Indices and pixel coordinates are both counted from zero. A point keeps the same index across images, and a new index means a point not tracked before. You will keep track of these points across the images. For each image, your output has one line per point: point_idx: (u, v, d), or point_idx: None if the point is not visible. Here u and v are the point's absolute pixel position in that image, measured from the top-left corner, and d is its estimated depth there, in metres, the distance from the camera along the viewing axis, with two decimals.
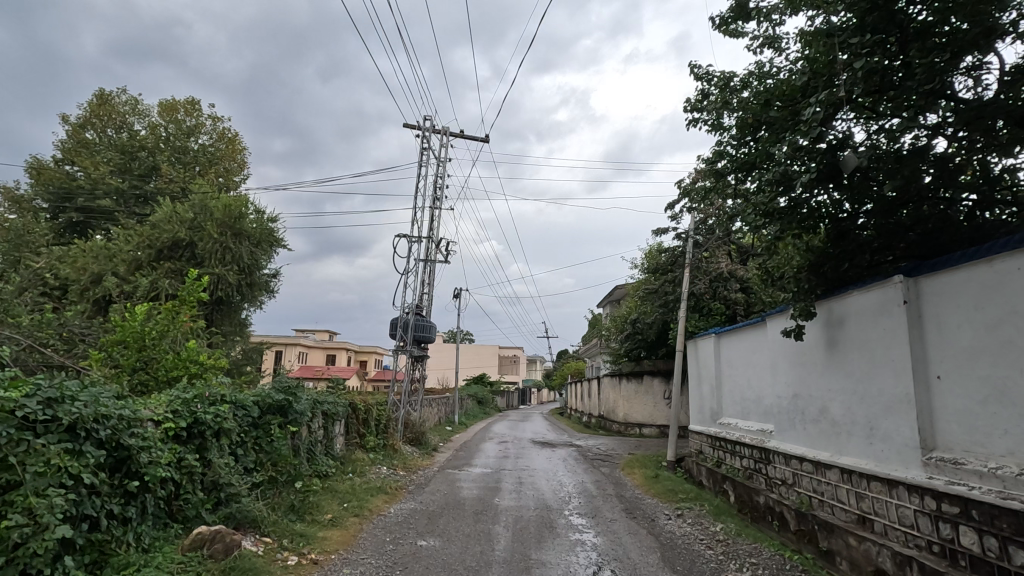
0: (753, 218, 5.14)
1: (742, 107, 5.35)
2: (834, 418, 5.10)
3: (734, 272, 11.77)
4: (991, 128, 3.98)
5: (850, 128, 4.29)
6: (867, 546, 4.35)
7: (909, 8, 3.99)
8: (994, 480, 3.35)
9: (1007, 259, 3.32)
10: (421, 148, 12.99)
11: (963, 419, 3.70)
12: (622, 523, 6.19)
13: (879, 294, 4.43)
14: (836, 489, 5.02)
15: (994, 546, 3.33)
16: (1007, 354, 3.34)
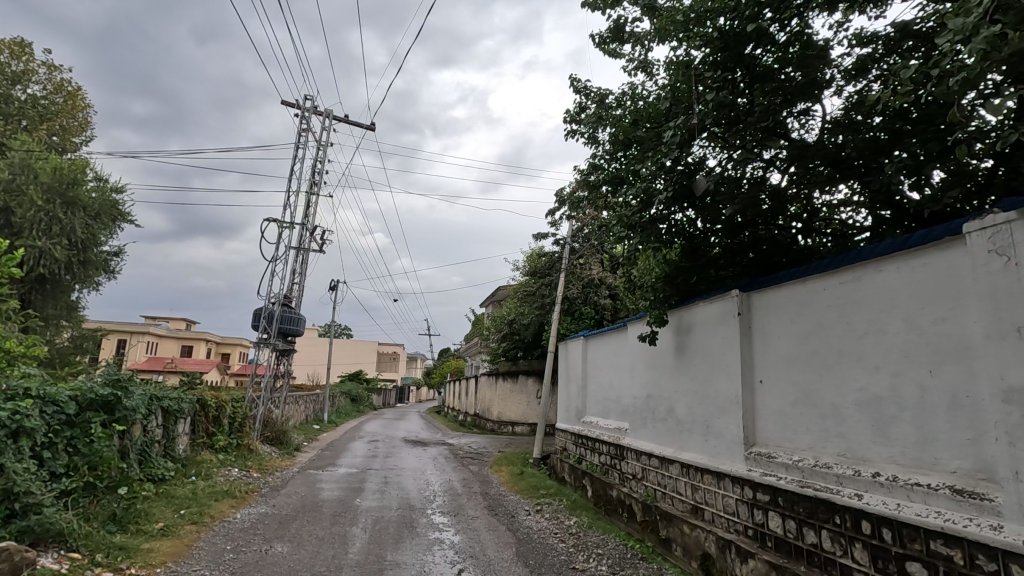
0: (619, 229, 5.43)
1: (614, 123, 5.67)
2: (679, 417, 5.58)
3: (604, 279, 12.46)
4: (815, 168, 4.59)
5: (704, 154, 4.74)
6: (697, 533, 4.83)
7: (755, 53, 4.52)
8: (795, 471, 3.88)
9: (816, 281, 3.87)
10: (299, 128, 12.20)
11: (777, 418, 4.24)
12: (483, 520, 6.26)
13: (720, 306, 4.94)
14: (676, 482, 5.50)
15: (792, 528, 3.86)
16: (812, 362, 3.89)
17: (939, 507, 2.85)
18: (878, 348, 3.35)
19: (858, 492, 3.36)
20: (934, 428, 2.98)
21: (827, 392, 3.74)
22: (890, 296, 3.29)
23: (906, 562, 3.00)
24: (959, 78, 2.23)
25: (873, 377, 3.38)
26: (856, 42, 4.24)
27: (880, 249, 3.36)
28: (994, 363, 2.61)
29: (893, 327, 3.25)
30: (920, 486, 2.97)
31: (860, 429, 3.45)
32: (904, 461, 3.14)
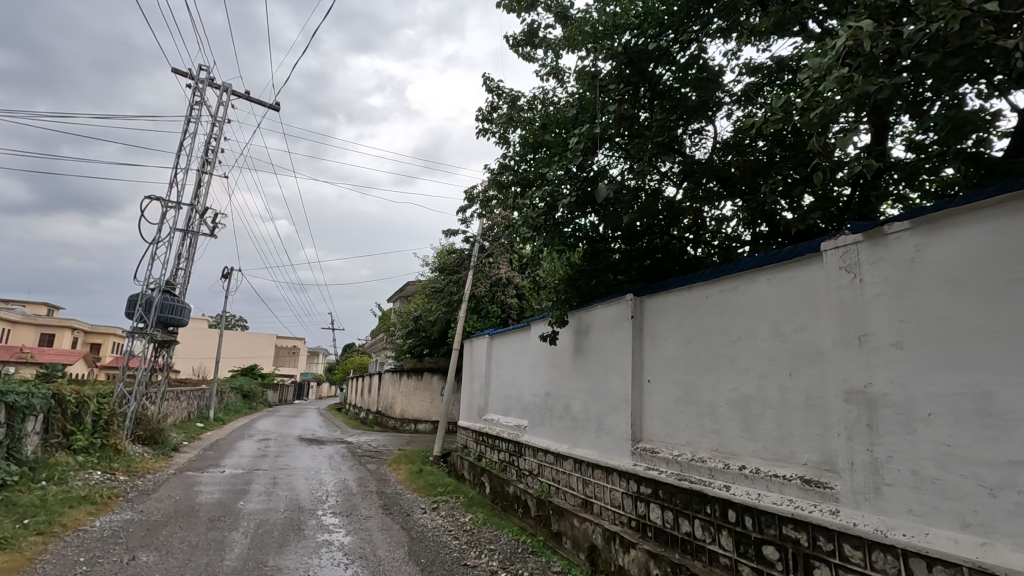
0: (524, 230, 5.52)
1: (525, 126, 5.76)
2: (575, 414, 5.78)
3: (511, 278, 12.62)
4: (706, 184, 4.94)
5: (607, 163, 4.94)
6: (586, 526, 5.04)
7: (658, 71, 4.77)
8: (675, 465, 4.16)
9: (701, 287, 4.17)
10: (191, 101, 11.23)
11: (661, 416, 4.51)
12: (376, 520, 6.11)
13: (616, 308, 5.18)
14: (569, 477, 5.69)
15: (670, 518, 4.14)
16: (694, 363, 4.18)
17: (791, 495, 3.18)
18: (749, 352, 3.67)
19: (726, 484, 3.66)
20: (790, 424, 3.32)
21: (704, 392, 4.05)
22: (760, 305, 3.62)
23: (762, 546, 3.31)
24: (818, 113, 2.46)
25: (743, 378, 3.70)
26: (744, 71, 4.62)
27: (754, 262, 3.68)
28: (840, 367, 2.94)
29: (762, 333, 3.58)
30: (777, 477, 3.30)
31: (731, 426, 3.77)
32: (766, 454, 3.47)
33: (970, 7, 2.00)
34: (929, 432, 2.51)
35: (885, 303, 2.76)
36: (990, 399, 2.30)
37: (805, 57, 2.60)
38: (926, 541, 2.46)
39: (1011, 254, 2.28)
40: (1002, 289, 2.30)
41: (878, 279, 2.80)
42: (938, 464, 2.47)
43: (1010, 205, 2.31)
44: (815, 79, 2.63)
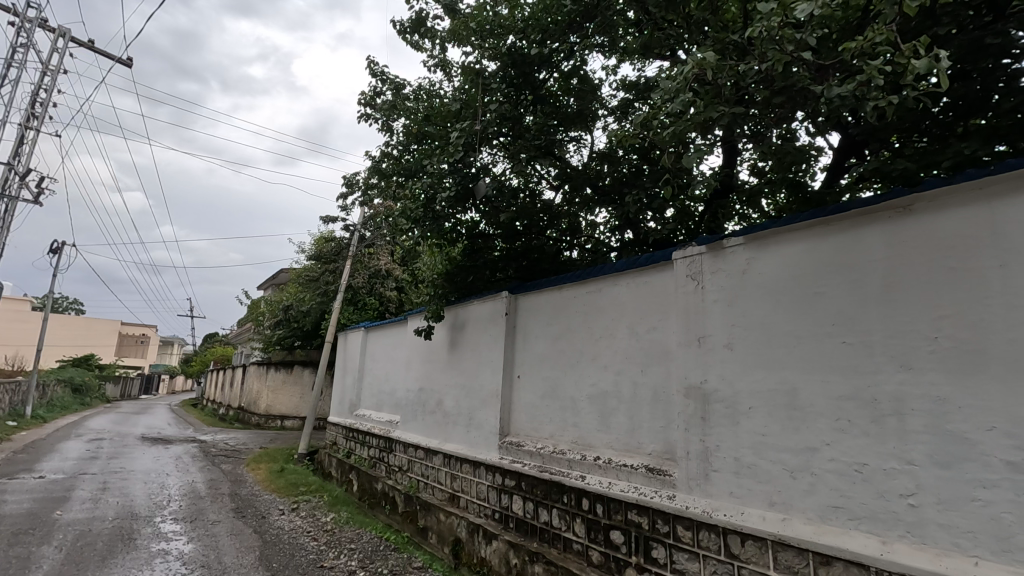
0: (403, 222, 5.39)
1: (408, 115, 5.64)
2: (446, 409, 5.78)
3: (391, 271, 12.30)
4: (582, 190, 5.18)
5: (489, 161, 5.00)
6: (452, 520, 5.07)
7: (541, 76, 4.99)
8: (538, 457, 4.33)
9: (571, 287, 4.37)
10: (15, 42, 9.52)
11: (528, 411, 4.66)
12: (225, 525, 5.64)
13: (491, 305, 5.27)
14: (437, 472, 5.68)
15: (530, 508, 4.30)
16: (560, 360, 4.38)
17: (636, 483, 3.45)
18: (608, 350, 3.92)
19: (582, 474, 3.88)
20: (640, 418, 3.59)
21: (568, 387, 4.25)
22: (620, 307, 3.87)
23: (610, 531, 3.56)
24: (670, 131, 2.64)
25: (602, 374, 3.94)
26: (619, 87, 4.91)
27: (617, 266, 3.93)
28: (682, 366, 3.24)
29: (620, 332, 3.84)
30: (626, 466, 3.56)
31: (589, 419, 3.99)
32: (618, 446, 3.73)
33: (791, 51, 2.27)
34: (748, 424, 2.85)
35: (720, 309, 3.08)
36: (795, 395, 2.66)
37: (660, 79, 2.78)
38: (741, 519, 2.80)
39: (817, 271, 2.65)
40: (809, 300, 2.66)
41: (716, 287, 3.13)
42: (755, 451, 2.81)
43: (819, 228, 2.68)
44: (668, 100, 2.83)
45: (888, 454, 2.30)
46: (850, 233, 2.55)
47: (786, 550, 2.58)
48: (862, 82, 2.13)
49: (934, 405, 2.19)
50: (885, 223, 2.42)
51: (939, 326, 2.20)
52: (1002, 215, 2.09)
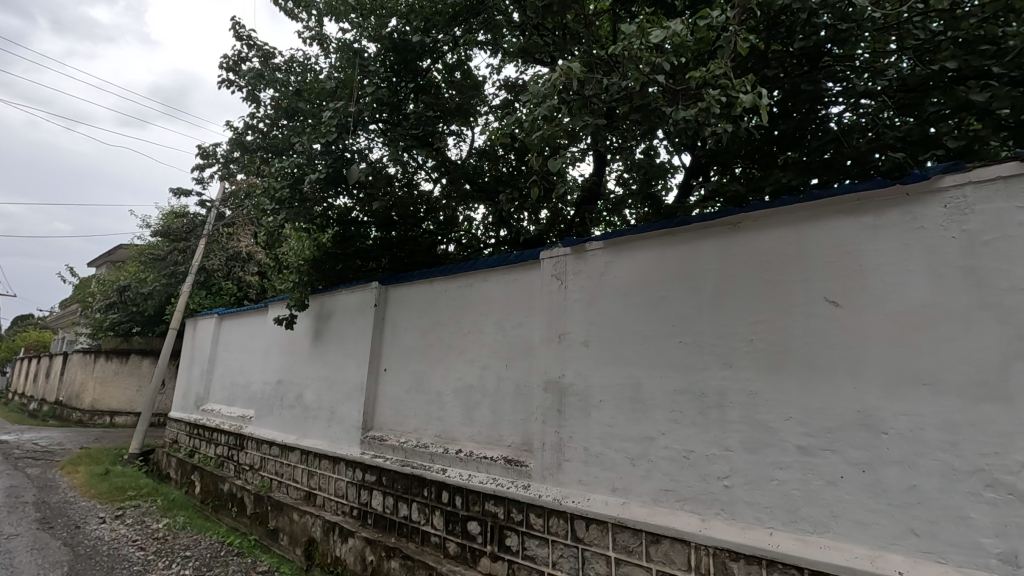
0: (265, 202, 4.99)
1: (278, 87, 5.24)
2: (306, 403, 5.48)
3: (253, 254, 11.35)
4: (462, 185, 5.03)
5: (363, 144, 4.81)
6: (306, 519, 4.83)
7: (424, 65, 4.91)
8: (400, 451, 4.26)
9: (443, 281, 4.36)
10: None
11: (393, 404, 4.57)
12: (25, 539, 4.83)
13: (360, 295, 5.10)
14: (293, 469, 5.37)
15: (390, 503, 4.23)
16: (427, 354, 4.35)
17: (495, 474, 3.54)
18: (475, 345, 3.97)
19: (444, 467, 3.89)
20: (502, 411, 3.69)
21: (434, 380, 4.24)
22: (489, 302, 3.94)
23: (467, 522, 3.62)
24: (539, 133, 2.73)
25: (469, 368, 3.98)
26: (500, 87, 4.99)
27: (488, 262, 3.99)
28: (543, 360, 3.39)
29: (488, 327, 3.91)
30: (486, 458, 3.64)
31: (454, 412, 4.02)
32: (480, 438, 3.80)
33: (647, 72, 2.47)
34: (598, 415, 3.06)
35: (580, 308, 3.26)
36: (639, 389, 2.90)
37: (531, 83, 2.88)
38: (586, 505, 2.99)
39: (663, 277, 2.91)
40: (655, 302, 2.92)
41: (577, 287, 3.31)
42: (603, 441, 3.02)
43: (667, 237, 2.94)
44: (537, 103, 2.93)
45: (710, 441, 2.60)
46: (692, 243, 2.83)
47: (623, 532, 2.81)
48: (704, 108, 2.38)
49: (748, 398, 2.51)
50: (718, 238, 2.73)
51: (755, 329, 2.53)
52: (807, 237, 2.45)
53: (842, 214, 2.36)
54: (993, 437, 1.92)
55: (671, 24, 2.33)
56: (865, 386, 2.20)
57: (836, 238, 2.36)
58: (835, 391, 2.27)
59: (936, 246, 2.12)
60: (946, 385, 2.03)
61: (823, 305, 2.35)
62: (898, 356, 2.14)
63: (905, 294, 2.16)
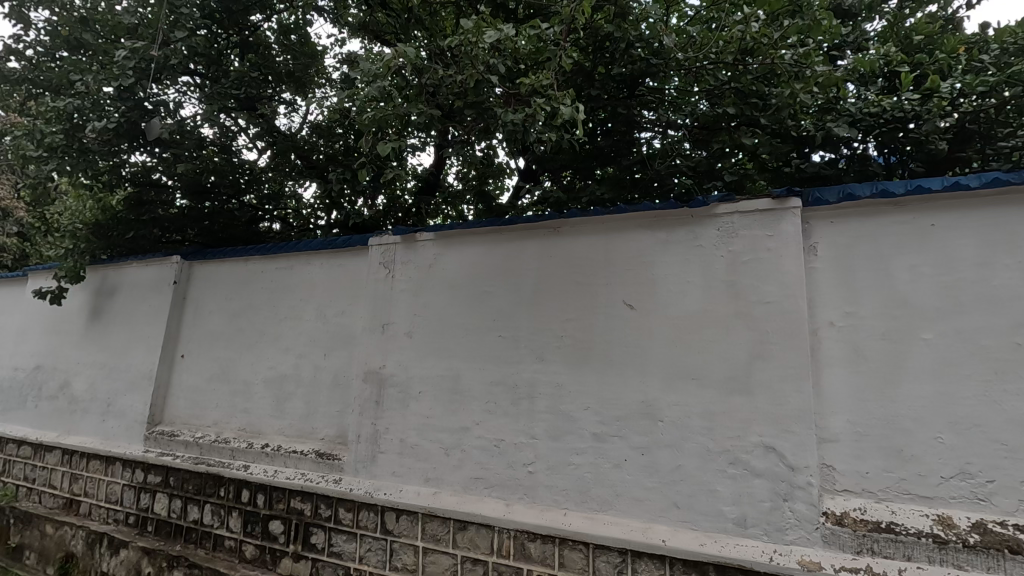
0: (27, 146, 4.06)
1: (56, 9, 4.29)
2: (74, 394, 4.59)
3: (12, 210, 9.20)
4: (290, 159, 4.66)
5: (169, 95, 4.20)
6: (64, 531, 4.07)
7: (253, 20, 4.44)
8: (194, 448, 3.78)
9: (259, 261, 3.98)
10: None
11: (189, 394, 4.05)
12: None
13: (156, 270, 4.43)
14: (49, 473, 4.47)
15: (177, 507, 3.75)
16: (235, 339, 3.93)
17: (304, 469, 3.32)
18: (292, 332, 3.69)
19: (246, 464, 3.55)
20: (316, 402, 3.48)
21: (241, 369, 3.85)
22: (310, 287, 3.70)
23: (268, 522, 3.35)
24: (370, 114, 2.64)
25: (282, 357, 3.69)
26: (340, 60, 4.71)
27: (312, 244, 3.74)
28: (364, 351, 3.28)
29: (306, 314, 3.66)
30: (295, 452, 3.40)
31: (262, 404, 3.69)
32: (289, 432, 3.54)
33: (481, 71, 2.53)
34: (416, 407, 3.05)
35: (405, 298, 3.22)
36: (458, 380, 2.96)
37: (364, 61, 2.76)
38: (398, 496, 2.96)
39: (488, 273, 3.00)
40: (479, 297, 3.00)
41: (404, 277, 3.26)
42: (418, 433, 3.02)
43: (493, 235, 3.04)
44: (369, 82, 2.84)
45: (519, 430, 2.75)
46: (515, 243, 2.96)
47: (433, 521, 2.85)
48: (529, 114, 2.52)
49: (555, 390, 2.70)
50: (539, 240, 2.89)
51: (565, 326, 2.74)
52: (613, 246, 2.72)
53: (642, 228, 2.67)
54: (737, 423, 2.33)
55: (504, 28, 2.44)
56: (648, 379, 2.51)
57: (635, 249, 2.66)
58: (625, 384, 2.56)
59: (709, 262, 2.50)
60: (708, 379, 2.41)
61: (621, 308, 2.63)
62: (675, 354, 2.49)
63: (683, 301, 2.51)
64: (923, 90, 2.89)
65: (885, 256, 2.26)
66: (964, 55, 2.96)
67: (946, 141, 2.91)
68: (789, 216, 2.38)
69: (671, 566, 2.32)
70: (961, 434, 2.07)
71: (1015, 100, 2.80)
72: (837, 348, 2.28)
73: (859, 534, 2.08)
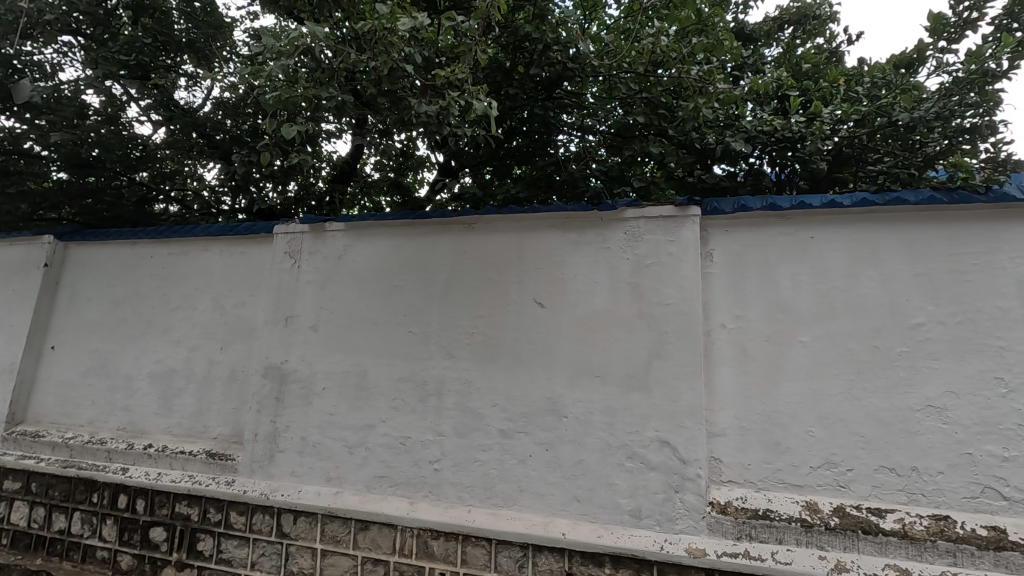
0: None
1: None
2: None
3: None
4: (190, 137, 4.32)
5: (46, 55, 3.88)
6: None
7: None
8: (62, 450, 3.39)
9: (148, 245, 3.64)
10: None
11: (60, 390, 3.63)
12: None
13: (22, 250, 3.94)
14: None
15: (40, 516, 3.35)
16: (116, 330, 3.58)
17: (192, 471, 3.08)
18: (184, 323, 3.42)
19: (124, 466, 3.24)
20: (209, 399, 3.25)
21: (122, 363, 3.51)
22: (207, 275, 3.44)
23: (149, 529, 3.08)
24: (275, 94, 2.49)
25: (171, 350, 3.41)
26: (249, 34, 4.38)
27: (209, 229, 3.47)
28: (264, 344, 3.09)
29: (201, 304, 3.40)
30: (182, 453, 3.14)
31: (146, 401, 3.39)
32: (177, 431, 3.27)
33: (396, 58, 2.47)
34: (319, 404, 2.92)
35: (312, 291, 3.08)
36: (364, 376, 2.87)
37: (268, 36, 2.61)
38: (296, 497, 2.83)
39: (399, 267, 2.93)
40: (389, 291, 2.92)
41: (311, 268, 3.11)
42: (320, 431, 2.89)
43: (406, 229, 2.97)
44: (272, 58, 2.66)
45: (426, 428, 2.71)
46: (429, 238, 2.92)
47: (333, 522, 2.75)
48: (444, 107, 2.49)
49: (463, 386, 2.69)
50: (453, 236, 2.87)
51: (476, 323, 2.73)
52: (526, 245, 2.75)
53: (554, 228, 2.71)
54: (635, 418, 2.43)
55: (420, 16, 2.38)
56: (555, 376, 2.57)
57: (546, 248, 2.70)
58: (533, 381, 2.59)
59: (615, 264, 2.59)
60: (610, 376, 2.49)
61: (531, 306, 2.67)
62: (581, 352, 2.56)
63: (591, 300, 2.59)
64: (808, 115, 3.16)
65: (771, 265, 2.45)
66: (843, 86, 3.29)
67: (825, 162, 3.17)
68: (690, 223, 2.52)
69: (570, 559, 2.39)
70: (828, 427, 2.28)
71: (883, 130, 3.07)
72: (727, 348, 2.44)
73: (739, 521, 2.24)
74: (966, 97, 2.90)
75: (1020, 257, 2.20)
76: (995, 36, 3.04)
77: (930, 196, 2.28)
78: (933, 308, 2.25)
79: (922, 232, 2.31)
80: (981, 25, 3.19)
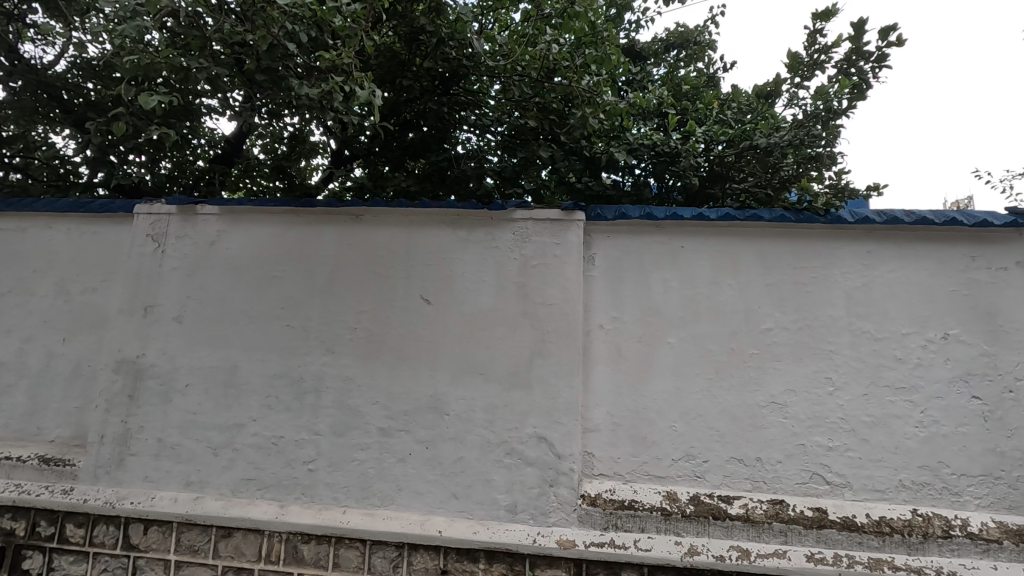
0: None
1: None
2: None
3: None
4: (38, 99, 3.80)
5: None
6: None
7: None
8: None
9: None
10: None
11: None
12: None
13: None
14: None
15: None
16: None
17: (20, 480, 2.69)
18: (17, 310, 2.97)
19: None
20: (46, 397, 2.85)
21: None
22: (49, 256, 3.02)
23: None
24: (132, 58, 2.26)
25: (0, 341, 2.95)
26: None
27: (54, 204, 3.04)
28: (116, 336, 2.78)
29: (41, 289, 2.98)
30: (7, 460, 2.73)
31: None
32: (4, 433, 2.85)
33: (277, 34, 2.32)
34: (181, 402, 2.68)
35: (178, 278, 2.81)
36: (234, 372, 2.67)
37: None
38: (149, 505, 2.57)
39: (279, 257, 2.76)
40: (267, 282, 2.75)
41: (177, 253, 2.84)
42: (181, 431, 2.65)
43: (289, 217, 2.80)
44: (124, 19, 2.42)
45: (301, 427, 2.58)
46: (313, 228, 2.77)
47: (191, 530, 2.54)
48: (330, 89, 2.37)
49: (343, 383, 2.59)
50: (339, 227, 2.75)
51: (360, 318, 2.64)
52: (415, 240, 2.70)
53: (444, 225, 2.69)
54: (516, 415, 2.48)
55: None
56: (438, 374, 2.55)
57: (435, 244, 2.68)
58: (416, 378, 2.56)
59: (503, 264, 2.62)
60: (493, 374, 2.52)
61: (417, 303, 2.63)
62: (465, 350, 2.56)
63: (477, 298, 2.60)
64: (683, 132, 3.41)
65: (646, 270, 2.60)
66: (715, 109, 3.60)
67: (697, 177, 3.44)
68: (574, 227, 2.61)
69: (445, 556, 2.39)
70: (689, 422, 2.48)
71: (747, 152, 3.36)
72: (604, 348, 2.57)
73: (607, 512, 2.36)
74: (813, 129, 3.27)
75: (848, 272, 2.52)
76: (837, 78, 3.45)
77: (781, 215, 2.55)
78: (779, 315, 2.51)
79: (774, 246, 2.58)
80: (828, 67, 3.60)
